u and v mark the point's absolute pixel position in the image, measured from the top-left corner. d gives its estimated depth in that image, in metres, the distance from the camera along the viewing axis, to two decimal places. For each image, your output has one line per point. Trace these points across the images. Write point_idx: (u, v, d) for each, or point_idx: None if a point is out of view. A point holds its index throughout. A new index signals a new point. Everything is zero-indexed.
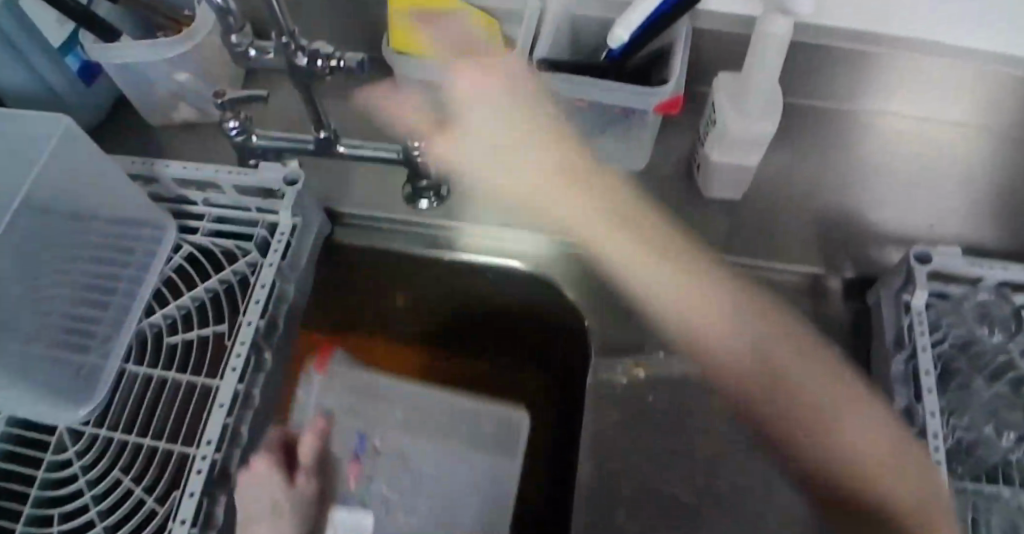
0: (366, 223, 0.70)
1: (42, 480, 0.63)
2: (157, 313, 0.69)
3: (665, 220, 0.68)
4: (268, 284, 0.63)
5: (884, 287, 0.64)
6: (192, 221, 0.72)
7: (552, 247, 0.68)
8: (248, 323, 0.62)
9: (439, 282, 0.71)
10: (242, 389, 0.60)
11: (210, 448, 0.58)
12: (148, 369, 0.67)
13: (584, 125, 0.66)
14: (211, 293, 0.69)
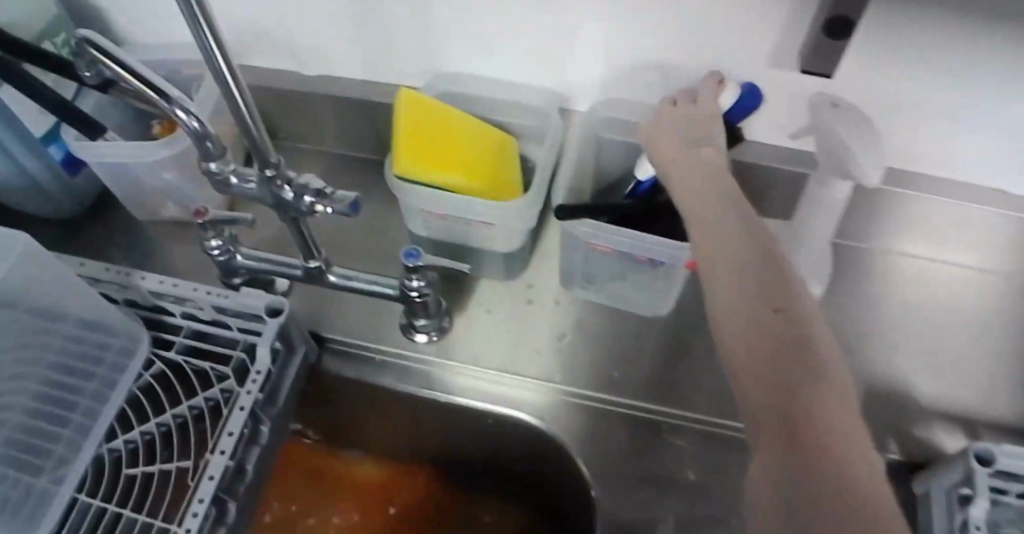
0: (356, 352, 0.63)
1: None
2: (119, 438, 0.62)
3: (685, 376, 0.62)
4: (238, 430, 0.56)
5: (935, 476, 0.56)
6: (168, 333, 0.65)
7: (559, 397, 0.61)
8: (209, 476, 0.54)
9: (436, 419, 0.64)
10: None
11: None
12: (102, 504, 0.59)
13: (605, 269, 0.60)
14: (180, 419, 0.62)
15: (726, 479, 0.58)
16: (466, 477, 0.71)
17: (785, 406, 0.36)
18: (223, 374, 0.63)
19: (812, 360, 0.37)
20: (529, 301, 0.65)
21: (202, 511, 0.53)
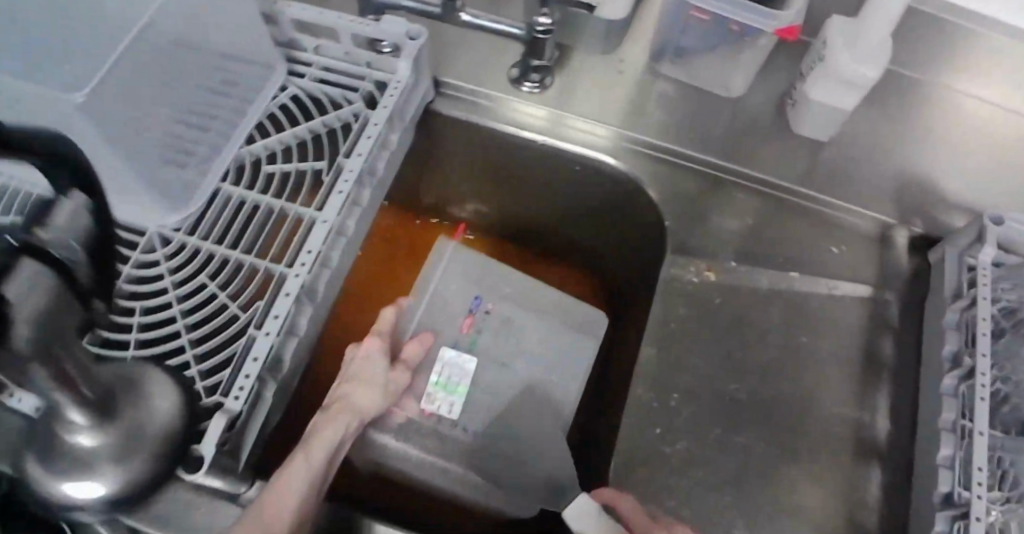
0: (468, 94, 0.72)
1: (128, 275, 0.66)
2: (258, 143, 0.70)
3: (749, 147, 0.72)
4: (382, 124, 0.65)
5: (950, 245, 0.66)
6: (300, 66, 0.73)
7: (626, 144, 0.72)
8: (357, 156, 0.64)
9: (530, 178, 0.76)
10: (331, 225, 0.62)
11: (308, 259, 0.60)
12: (243, 192, 0.69)
13: (699, 41, 0.69)
14: (314, 132, 0.71)
15: (773, 228, 0.69)
16: (534, 238, 0.84)
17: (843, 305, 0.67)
18: (353, 100, 0.71)
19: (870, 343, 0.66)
20: (621, 72, 0.74)
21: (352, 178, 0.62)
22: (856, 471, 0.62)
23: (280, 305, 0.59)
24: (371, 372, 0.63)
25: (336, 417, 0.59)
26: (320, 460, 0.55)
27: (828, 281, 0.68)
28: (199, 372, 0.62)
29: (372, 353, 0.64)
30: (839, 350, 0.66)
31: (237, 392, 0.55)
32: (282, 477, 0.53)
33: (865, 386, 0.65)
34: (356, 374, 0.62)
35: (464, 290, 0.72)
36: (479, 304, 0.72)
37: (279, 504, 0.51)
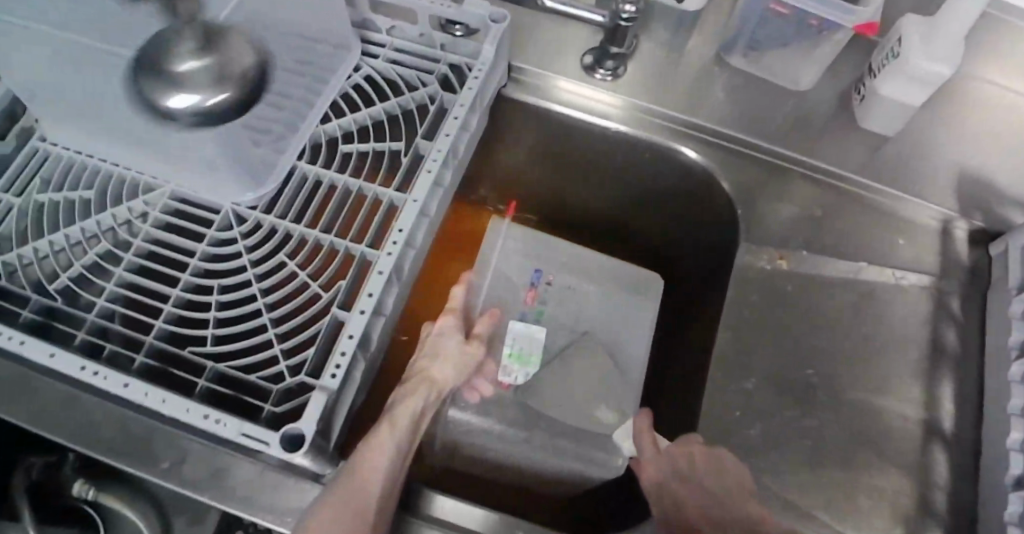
0: (541, 81, 0.74)
1: (204, 252, 0.65)
2: (333, 121, 0.70)
3: (813, 139, 0.73)
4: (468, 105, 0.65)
5: (1013, 237, 0.67)
6: (373, 47, 0.73)
7: (656, 120, 0.73)
8: (445, 136, 0.64)
9: (584, 162, 0.78)
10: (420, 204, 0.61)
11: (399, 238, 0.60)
12: (319, 171, 0.68)
13: (775, 33, 0.71)
14: (390, 113, 0.71)
15: (838, 218, 0.71)
16: (592, 217, 0.85)
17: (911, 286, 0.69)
18: (427, 82, 0.72)
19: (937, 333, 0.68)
20: (687, 63, 0.76)
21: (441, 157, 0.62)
22: (925, 455, 0.63)
23: (372, 282, 0.58)
24: (446, 347, 0.63)
25: (417, 393, 0.59)
26: (402, 436, 0.56)
27: (894, 271, 0.70)
28: (281, 351, 0.61)
29: (444, 330, 0.64)
30: (931, 347, 0.67)
31: (334, 370, 0.54)
32: (368, 450, 0.53)
33: (931, 372, 0.67)
34: (431, 350, 0.63)
35: (524, 264, 0.72)
36: (539, 277, 0.71)
37: (364, 481, 0.51)
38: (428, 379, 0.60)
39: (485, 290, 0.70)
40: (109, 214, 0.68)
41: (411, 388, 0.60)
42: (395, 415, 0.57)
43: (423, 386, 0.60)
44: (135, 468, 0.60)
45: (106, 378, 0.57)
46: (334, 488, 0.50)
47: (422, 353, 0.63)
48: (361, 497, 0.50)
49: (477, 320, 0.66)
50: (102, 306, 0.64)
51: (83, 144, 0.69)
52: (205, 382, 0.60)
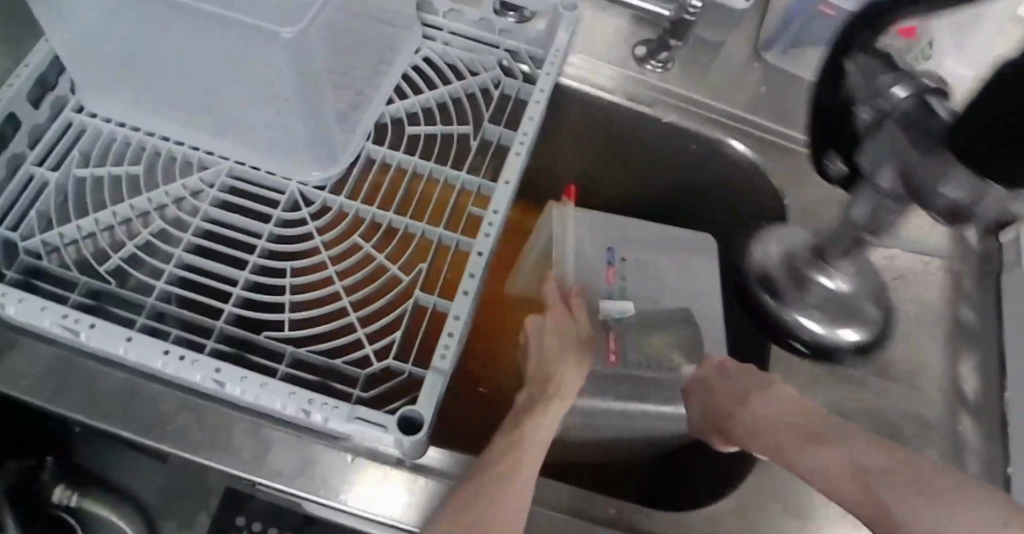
0: (594, 71, 0.76)
1: (270, 233, 0.63)
2: (397, 103, 0.69)
3: None
4: (543, 102, 0.68)
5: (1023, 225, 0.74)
6: (431, 29, 0.73)
7: (709, 114, 0.76)
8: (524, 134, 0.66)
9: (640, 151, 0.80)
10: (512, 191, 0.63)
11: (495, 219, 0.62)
12: (388, 151, 0.67)
13: (816, 32, 0.75)
14: (453, 96, 0.71)
15: None
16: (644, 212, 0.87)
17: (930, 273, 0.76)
18: (488, 66, 0.72)
19: (954, 313, 0.74)
20: (725, 58, 0.79)
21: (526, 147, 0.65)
22: (955, 422, 0.69)
23: (473, 264, 0.60)
24: (556, 343, 0.65)
25: (550, 398, 0.61)
26: (544, 440, 0.58)
27: (918, 256, 0.76)
28: (365, 334, 0.60)
29: (553, 329, 0.66)
30: (940, 319, 0.74)
31: (444, 350, 0.55)
32: (512, 455, 0.56)
33: (955, 349, 0.73)
34: (551, 349, 0.65)
35: (597, 248, 0.75)
36: (614, 256, 0.75)
37: (521, 482, 0.54)
38: (553, 382, 0.62)
39: (573, 274, 0.73)
40: (162, 192, 0.64)
41: (542, 391, 0.62)
42: (536, 419, 0.59)
43: (550, 388, 0.62)
44: (212, 459, 0.57)
45: (195, 363, 0.54)
46: (477, 488, 0.53)
47: (540, 352, 0.66)
48: (506, 494, 0.52)
49: (575, 300, 0.69)
50: (162, 288, 0.61)
51: (132, 117, 0.66)
52: (287, 367, 0.58)
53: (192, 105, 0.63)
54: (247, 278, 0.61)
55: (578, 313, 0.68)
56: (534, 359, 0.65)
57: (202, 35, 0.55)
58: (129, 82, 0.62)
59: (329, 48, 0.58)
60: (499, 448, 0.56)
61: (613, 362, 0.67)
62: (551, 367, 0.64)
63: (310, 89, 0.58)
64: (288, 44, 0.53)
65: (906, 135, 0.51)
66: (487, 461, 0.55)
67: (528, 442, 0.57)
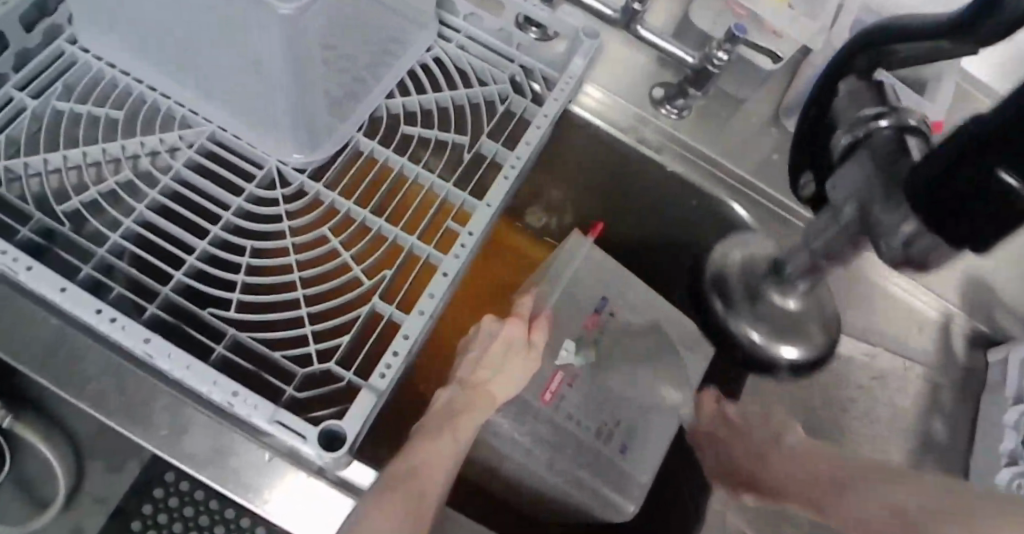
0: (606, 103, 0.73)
1: (238, 207, 0.61)
2: (399, 99, 0.67)
3: None
4: (544, 128, 0.65)
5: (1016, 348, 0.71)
6: (447, 30, 0.71)
7: (717, 172, 0.74)
8: (516, 159, 0.64)
9: (657, 199, 0.76)
10: (493, 221, 0.61)
11: (469, 240, 0.60)
12: (377, 146, 0.65)
13: None
14: (456, 103, 0.68)
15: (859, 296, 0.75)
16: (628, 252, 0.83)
17: (907, 380, 0.73)
18: (498, 80, 0.69)
19: (924, 424, 0.72)
20: (744, 116, 0.76)
21: (515, 173, 0.63)
22: None
23: (435, 285, 0.57)
24: (494, 353, 0.62)
25: (477, 406, 0.60)
26: (463, 443, 0.58)
27: (902, 361, 0.74)
28: (311, 332, 0.57)
29: (504, 337, 0.62)
30: (909, 427, 0.72)
31: (384, 368, 0.53)
32: (427, 457, 0.57)
33: (917, 462, 0.71)
34: (492, 358, 0.62)
35: (594, 289, 0.71)
36: (605, 305, 0.70)
37: (435, 474, 0.56)
38: (483, 390, 0.61)
39: (553, 296, 0.69)
40: (136, 141, 0.62)
41: (467, 397, 0.60)
42: (458, 424, 0.59)
43: (477, 395, 0.60)
44: (129, 429, 0.55)
45: (125, 329, 0.53)
46: (376, 498, 0.52)
47: (480, 356, 0.62)
48: (417, 491, 0.54)
49: (538, 323, 0.65)
50: (114, 241, 0.58)
51: (123, 59, 0.64)
52: (224, 350, 0.55)
53: (183, 61, 0.60)
54: (203, 249, 0.59)
55: (535, 333, 0.64)
56: (471, 361, 0.63)
57: None
58: (123, 23, 0.60)
59: (329, 34, 0.56)
60: (409, 462, 0.56)
61: (547, 401, 0.64)
62: (486, 380, 0.61)
63: (302, 68, 0.56)
64: (285, 19, 0.51)
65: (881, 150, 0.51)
66: (393, 472, 0.54)
67: (427, 459, 0.56)
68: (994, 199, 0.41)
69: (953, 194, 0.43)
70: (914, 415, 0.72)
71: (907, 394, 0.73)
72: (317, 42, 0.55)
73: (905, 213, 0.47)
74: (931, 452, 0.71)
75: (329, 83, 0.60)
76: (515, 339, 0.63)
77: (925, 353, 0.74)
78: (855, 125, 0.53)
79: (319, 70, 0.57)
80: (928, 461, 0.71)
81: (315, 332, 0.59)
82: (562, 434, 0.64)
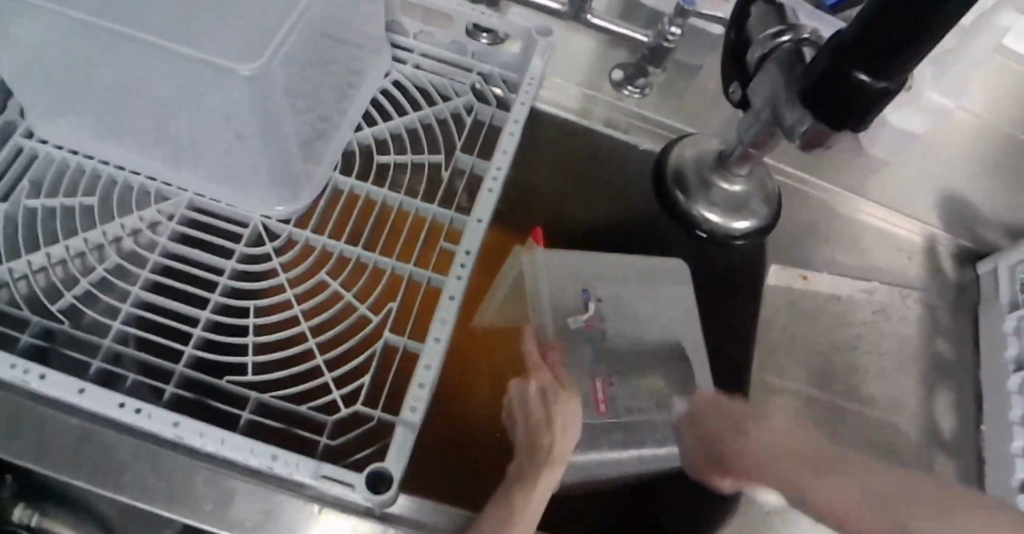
0: (564, 95, 0.74)
1: (233, 269, 0.60)
2: (368, 129, 0.66)
3: (824, 161, 0.78)
4: (519, 131, 0.65)
5: (1002, 259, 0.74)
6: (400, 51, 0.70)
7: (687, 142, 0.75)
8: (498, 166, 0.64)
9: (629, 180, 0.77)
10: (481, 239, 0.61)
11: (468, 258, 0.60)
12: (357, 182, 0.65)
13: None
14: (424, 123, 0.68)
15: (845, 236, 0.77)
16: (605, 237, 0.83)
17: (904, 306, 0.75)
18: (461, 93, 0.69)
19: (927, 345, 0.74)
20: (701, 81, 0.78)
21: (501, 180, 0.62)
22: (932, 461, 0.69)
23: (445, 308, 0.57)
24: (533, 408, 0.60)
25: (543, 464, 0.56)
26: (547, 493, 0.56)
27: (897, 290, 0.76)
28: (332, 379, 0.57)
29: (535, 389, 0.60)
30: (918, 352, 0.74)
31: (413, 401, 0.52)
32: (523, 492, 0.55)
33: (931, 384, 0.73)
34: (538, 414, 0.59)
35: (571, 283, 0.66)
36: (590, 295, 0.66)
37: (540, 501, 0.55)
38: (546, 445, 0.57)
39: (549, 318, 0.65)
40: (117, 224, 0.61)
41: (533, 457, 0.58)
42: (532, 488, 0.55)
43: (542, 454, 0.57)
44: (172, 513, 0.55)
45: (151, 416, 0.52)
46: None
47: (526, 415, 0.60)
48: None
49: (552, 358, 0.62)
50: (118, 329, 0.57)
51: (85, 144, 0.63)
52: (251, 415, 0.55)
53: (149, 134, 0.60)
54: (207, 318, 0.58)
55: (557, 370, 0.61)
56: (521, 424, 0.60)
57: (160, 69, 0.53)
58: (82, 108, 0.59)
59: (294, 81, 0.56)
60: (500, 508, 0.54)
61: (603, 412, 0.61)
62: (545, 433, 0.58)
63: (275, 121, 0.56)
64: (249, 80, 0.51)
65: (780, 74, 0.55)
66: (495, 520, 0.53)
67: (521, 509, 0.54)
68: (846, 91, 0.48)
69: (838, 85, 0.48)
70: (919, 339, 0.74)
71: (911, 322, 0.75)
72: (284, 93, 0.55)
73: (797, 111, 0.53)
74: (942, 372, 0.73)
75: (303, 130, 0.60)
76: (539, 386, 0.60)
77: (916, 280, 0.77)
78: (762, 45, 0.57)
79: (290, 120, 0.57)
80: (940, 381, 0.73)
81: (335, 379, 0.59)
82: (609, 435, 0.62)
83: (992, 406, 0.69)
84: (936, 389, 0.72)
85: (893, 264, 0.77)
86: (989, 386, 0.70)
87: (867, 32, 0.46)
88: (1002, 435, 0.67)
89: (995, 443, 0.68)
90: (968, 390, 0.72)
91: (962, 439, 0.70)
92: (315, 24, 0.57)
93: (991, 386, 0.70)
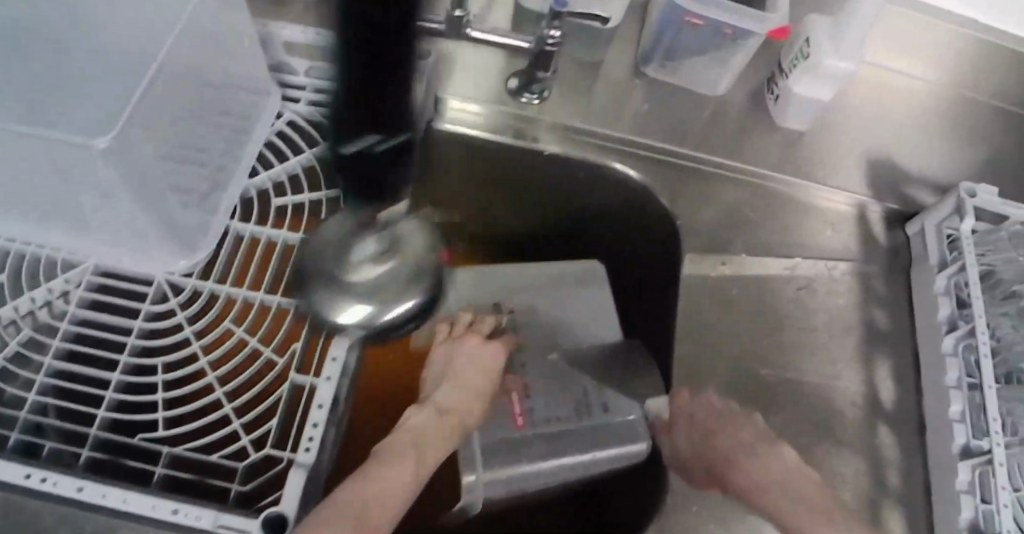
0: (465, 111, 0.73)
1: (140, 329, 0.61)
2: (262, 174, 0.67)
3: (742, 140, 0.77)
4: (404, 155, 0.64)
5: (929, 217, 0.73)
6: (292, 89, 0.70)
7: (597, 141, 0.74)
8: None
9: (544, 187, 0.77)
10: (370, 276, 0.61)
11: None
12: (255, 228, 0.66)
13: (690, 44, 0.73)
14: (320, 160, 0.68)
15: (776, 216, 0.75)
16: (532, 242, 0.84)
17: (835, 278, 0.74)
18: None
19: (861, 315, 0.73)
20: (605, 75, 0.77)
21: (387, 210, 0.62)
22: (875, 434, 0.68)
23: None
24: (461, 373, 0.63)
25: (445, 429, 0.59)
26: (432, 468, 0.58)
27: (825, 263, 0.74)
28: (240, 426, 0.58)
29: (466, 353, 0.64)
30: (854, 323, 0.72)
31: (305, 444, 0.54)
32: (385, 468, 0.56)
33: (868, 354, 0.71)
34: (460, 376, 0.63)
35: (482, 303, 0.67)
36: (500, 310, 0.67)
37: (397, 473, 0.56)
38: (456, 415, 0.60)
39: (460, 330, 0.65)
40: (23, 299, 0.62)
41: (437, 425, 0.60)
42: (413, 454, 0.58)
43: (448, 421, 0.60)
44: None
45: (59, 484, 0.54)
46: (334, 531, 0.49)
47: (446, 380, 0.64)
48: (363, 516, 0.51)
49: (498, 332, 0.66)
50: (33, 401, 0.59)
51: None
52: (162, 471, 0.56)
53: (40, 207, 0.61)
54: (117, 380, 0.59)
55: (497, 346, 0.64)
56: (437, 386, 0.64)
57: (30, 150, 0.54)
58: None
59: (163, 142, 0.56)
60: (364, 475, 0.55)
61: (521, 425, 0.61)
62: (451, 395, 0.62)
63: (150, 184, 0.56)
64: (106, 152, 0.52)
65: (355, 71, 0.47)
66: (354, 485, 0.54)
67: (386, 474, 0.55)
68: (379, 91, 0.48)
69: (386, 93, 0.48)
70: (853, 310, 0.73)
71: (845, 293, 0.73)
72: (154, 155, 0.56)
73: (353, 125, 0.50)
74: (879, 340, 0.72)
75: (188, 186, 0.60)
76: (469, 359, 0.64)
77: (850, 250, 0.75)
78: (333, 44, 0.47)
79: (169, 179, 0.58)
80: (877, 351, 0.71)
81: (245, 425, 0.59)
82: (530, 448, 0.60)
83: (930, 371, 0.68)
84: (875, 359, 0.71)
85: (828, 236, 0.75)
86: (926, 351, 0.69)
87: (360, 31, 0.44)
88: (940, 401, 0.66)
89: (935, 409, 0.67)
90: (906, 356, 0.71)
91: (903, 407, 0.69)
92: (34, 89, 0.57)
93: (927, 351, 0.69)
